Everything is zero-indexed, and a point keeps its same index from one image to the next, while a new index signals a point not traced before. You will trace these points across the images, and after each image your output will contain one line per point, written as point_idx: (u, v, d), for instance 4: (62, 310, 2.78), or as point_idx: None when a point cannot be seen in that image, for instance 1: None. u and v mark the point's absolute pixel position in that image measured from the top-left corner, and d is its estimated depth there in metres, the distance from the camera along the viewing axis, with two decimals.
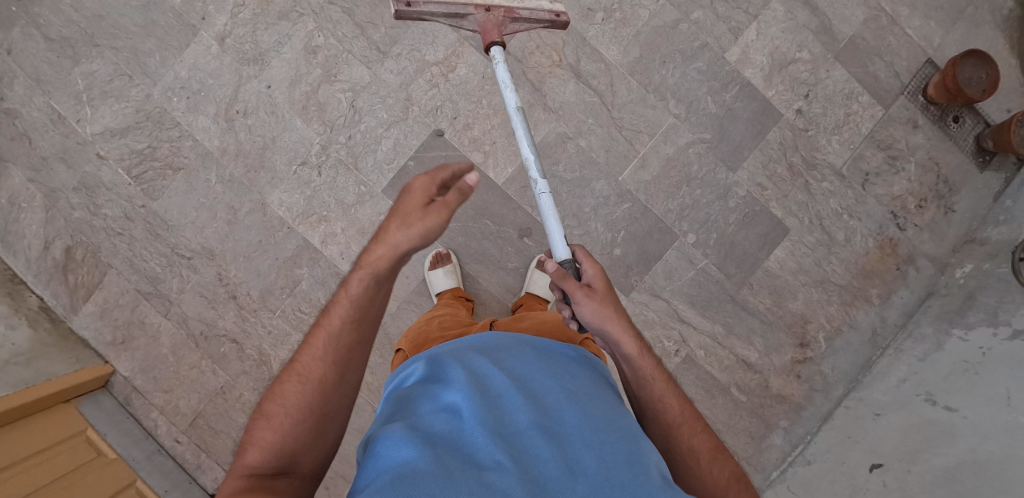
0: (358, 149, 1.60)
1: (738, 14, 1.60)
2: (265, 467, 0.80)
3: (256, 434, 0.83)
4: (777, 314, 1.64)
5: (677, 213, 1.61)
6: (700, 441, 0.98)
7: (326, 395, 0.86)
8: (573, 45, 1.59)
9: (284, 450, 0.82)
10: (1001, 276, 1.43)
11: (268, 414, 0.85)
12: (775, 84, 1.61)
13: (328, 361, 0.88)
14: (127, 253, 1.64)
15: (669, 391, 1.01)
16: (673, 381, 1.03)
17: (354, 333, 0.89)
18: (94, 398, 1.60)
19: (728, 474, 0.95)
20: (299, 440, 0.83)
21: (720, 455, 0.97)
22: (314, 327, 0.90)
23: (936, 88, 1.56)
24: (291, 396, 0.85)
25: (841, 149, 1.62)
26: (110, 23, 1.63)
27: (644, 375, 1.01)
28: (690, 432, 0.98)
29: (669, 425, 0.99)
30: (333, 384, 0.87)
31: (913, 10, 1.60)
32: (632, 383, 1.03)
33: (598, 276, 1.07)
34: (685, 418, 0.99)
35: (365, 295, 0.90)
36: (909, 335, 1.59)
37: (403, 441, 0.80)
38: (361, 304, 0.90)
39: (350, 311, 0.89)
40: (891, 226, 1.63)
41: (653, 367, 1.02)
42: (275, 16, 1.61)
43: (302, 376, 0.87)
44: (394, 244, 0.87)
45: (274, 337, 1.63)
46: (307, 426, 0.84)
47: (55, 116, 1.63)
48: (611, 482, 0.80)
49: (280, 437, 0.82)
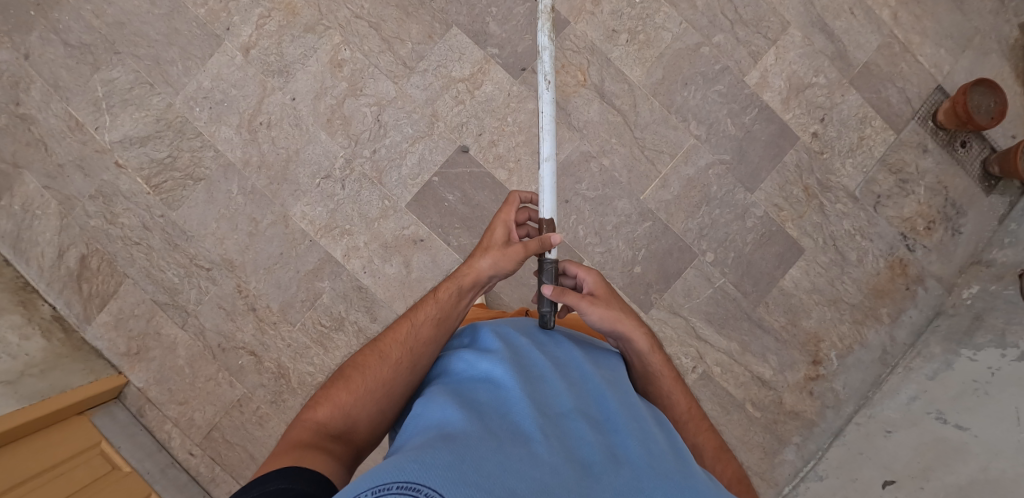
0: (383, 163, 1.63)
1: (757, 38, 1.64)
2: (330, 425, 0.85)
3: (331, 393, 0.89)
4: (791, 332, 1.67)
5: (696, 232, 1.65)
6: (704, 440, 1.02)
7: (397, 377, 0.91)
8: (596, 66, 1.64)
9: (350, 415, 0.87)
10: (1009, 298, 1.48)
11: (346, 378, 0.91)
12: (793, 108, 1.65)
13: (407, 347, 0.94)
14: (144, 263, 1.62)
15: (677, 389, 1.05)
16: (681, 380, 1.07)
17: (433, 332, 0.97)
18: (108, 410, 1.56)
19: (729, 471, 0.99)
20: (369, 413, 0.88)
21: (723, 455, 1.01)
22: (405, 316, 0.99)
23: (946, 114, 1.61)
24: (370, 368, 0.91)
25: (855, 172, 1.66)
26: (132, 31, 1.60)
27: (654, 371, 1.04)
28: (695, 430, 1.03)
29: (676, 421, 1.03)
30: (406, 370, 0.92)
31: (925, 38, 1.64)
32: (640, 378, 1.06)
33: (597, 282, 1.07)
34: (691, 417, 1.04)
35: (452, 304, 1.00)
36: (918, 354, 1.62)
37: (449, 406, 0.80)
38: (447, 310, 1.00)
39: (436, 312, 0.99)
40: (901, 247, 1.67)
41: (663, 363, 1.05)
42: (301, 29, 1.62)
43: (382, 353, 0.93)
44: (480, 270, 1.03)
45: (293, 350, 1.63)
46: (377, 401, 0.89)
47: (72, 123, 1.60)
48: (656, 468, 0.78)
49: (351, 402, 0.88)
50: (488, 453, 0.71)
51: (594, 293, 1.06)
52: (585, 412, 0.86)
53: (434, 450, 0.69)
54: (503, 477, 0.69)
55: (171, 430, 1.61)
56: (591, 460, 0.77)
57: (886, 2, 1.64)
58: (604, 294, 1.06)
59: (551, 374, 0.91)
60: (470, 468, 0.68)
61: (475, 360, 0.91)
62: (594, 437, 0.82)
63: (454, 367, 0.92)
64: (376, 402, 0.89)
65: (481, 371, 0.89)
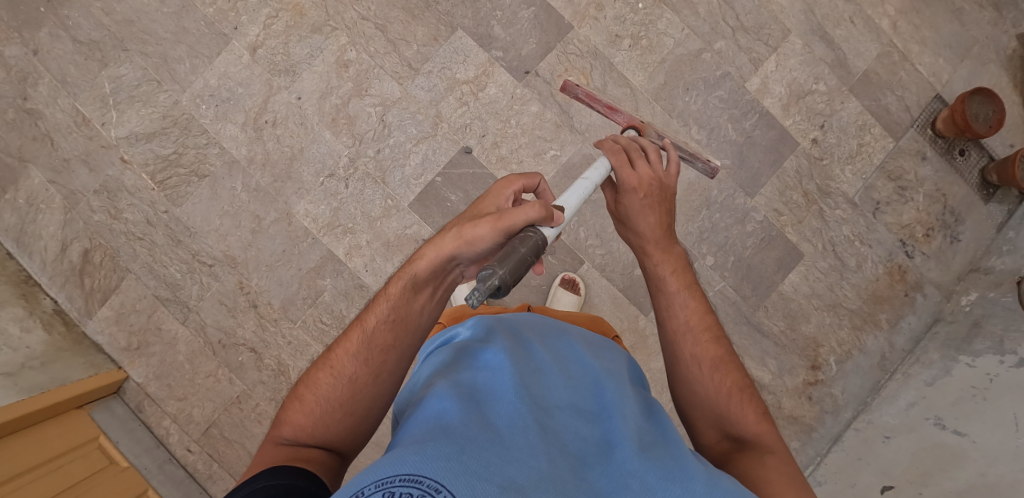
0: (386, 163, 1.64)
1: (759, 45, 1.66)
2: (295, 444, 0.85)
3: (289, 415, 0.89)
4: (790, 337, 1.68)
5: (696, 236, 1.66)
6: (704, 350, 0.98)
7: (356, 391, 0.90)
8: (599, 70, 1.66)
9: (313, 434, 0.86)
10: (1007, 305, 1.49)
11: (300, 399, 0.90)
12: (793, 114, 1.67)
13: (358, 360, 0.91)
14: (147, 258, 1.62)
15: (683, 300, 1.03)
16: (692, 290, 1.04)
17: (386, 338, 0.93)
18: (106, 405, 1.56)
19: (730, 382, 0.95)
20: (334, 430, 0.88)
21: (725, 364, 0.96)
22: (353, 324, 0.95)
23: (944, 122, 1.62)
24: (323, 387, 0.90)
25: (854, 179, 1.68)
26: (141, 28, 1.62)
27: (658, 283, 1.05)
28: (695, 340, 0.98)
29: (674, 332, 1.00)
30: (364, 384, 0.91)
31: (924, 47, 1.67)
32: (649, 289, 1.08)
33: (629, 191, 1.05)
34: (692, 326, 1.00)
35: (404, 303, 0.93)
36: (917, 360, 1.63)
37: (448, 397, 0.82)
38: (401, 312, 0.94)
39: (386, 316, 0.93)
40: (900, 254, 1.68)
41: (670, 275, 1.04)
42: (308, 29, 1.64)
43: (334, 370, 0.91)
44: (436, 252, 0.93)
45: (294, 347, 1.63)
46: (338, 419, 0.88)
47: (79, 118, 1.61)
48: (647, 453, 0.80)
49: (310, 422, 0.87)
50: (486, 444, 0.73)
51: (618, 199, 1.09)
52: (577, 405, 0.89)
53: (434, 442, 0.71)
54: (503, 465, 0.71)
55: (169, 426, 1.60)
56: (584, 451, 0.79)
57: (885, 11, 1.66)
58: (630, 206, 1.06)
59: (550, 369, 0.93)
60: (469, 457, 0.70)
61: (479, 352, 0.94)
62: (588, 430, 0.84)
63: (457, 358, 0.95)
64: (337, 419, 0.88)
65: (482, 364, 0.92)
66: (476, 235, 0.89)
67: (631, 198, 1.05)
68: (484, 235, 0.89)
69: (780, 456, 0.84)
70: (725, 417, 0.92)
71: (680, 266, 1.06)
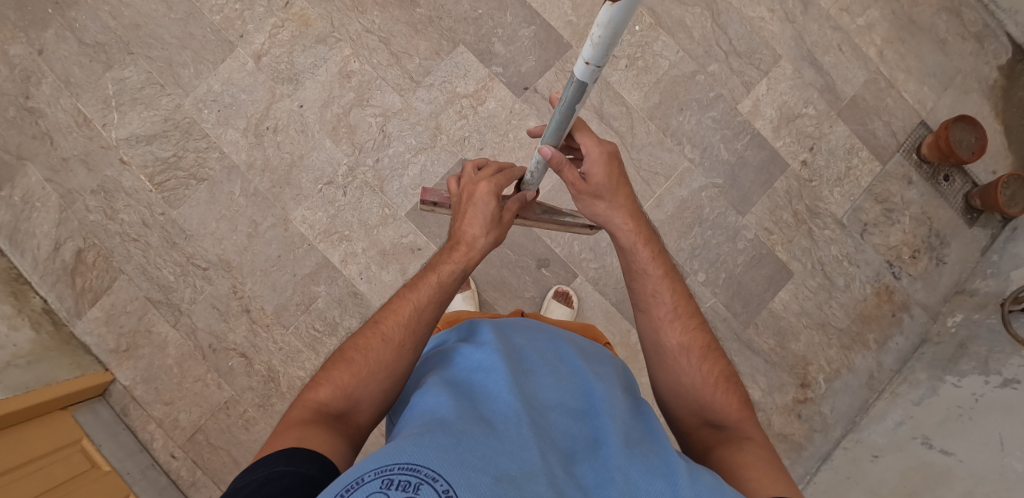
0: (385, 172, 1.66)
1: (750, 69, 1.72)
2: (331, 405, 0.84)
3: (332, 374, 0.87)
4: (780, 355, 1.69)
5: (689, 252, 1.69)
6: (690, 339, 1.00)
7: (400, 359, 0.90)
8: (596, 88, 1.70)
9: (352, 396, 0.85)
10: (991, 327, 1.54)
11: (347, 360, 0.89)
12: (783, 136, 1.72)
13: (409, 329, 0.92)
14: (141, 259, 1.62)
15: (664, 287, 1.04)
16: (672, 277, 1.05)
17: (433, 314, 0.95)
18: (91, 407, 1.53)
19: (716, 371, 0.97)
20: (372, 393, 0.87)
21: (710, 354, 0.99)
22: (403, 296, 0.96)
23: (929, 147, 1.68)
24: (372, 350, 0.89)
25: (842, 200, 1.72)
26: (147, 33, 1.65)
27: (639, 268, 1.05)
28: (682, 328, 1.00)
29: (659, 320, 1.02)
30: (409, 353, 0.91)
31: (909, 75, 1.73)
32: (627, 275, 1.08)
33: (597, 160, 1.02)
34: (678, 313, 1.02)
35: (450, 283, 0.97)
36: (904, 380, 1.65)
37: (442, 394, 0.83)
38: (446, 289, 0.97)
39: (435, 293, 0.96)
40: (888, 274, 1.71)
41: (650, 260, 1.05)
42: (313, 40, 1.67)
43: (384, 335, 0.90)
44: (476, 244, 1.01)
45: (285, 353, 1.62)
46: (379, 382, 0.87)
47: (80, 119, 1.62)
48: (633, 449, 0.80)
49: (353, 383, 0.86)
50: (481, 437, 0.73)
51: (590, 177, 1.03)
52: (568, 404, 0.89)
53: (431, 433, 0.72)
54: (497, 457, 0.71)
55: (154, 431, 1.58)
56: (573, 449, 0.80)
57: (872, 40, 1.73)
58: (602, 181, 1.03)
59: (540, 368, 0.93)
60: (465, 448, 0.70)
61: (471, 352, 0.94)
62: (577, 429, 0.84)
63: (450, 357, 0.96)
64: (379, 382, 0.87)
65: (474, 361, 0.92)
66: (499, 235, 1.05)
67: (602, 172, 1.02)
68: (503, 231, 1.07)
69: (758, 442, 0.87)
70: (708, 407, 0.94)
71: (658, 250, 1.06)
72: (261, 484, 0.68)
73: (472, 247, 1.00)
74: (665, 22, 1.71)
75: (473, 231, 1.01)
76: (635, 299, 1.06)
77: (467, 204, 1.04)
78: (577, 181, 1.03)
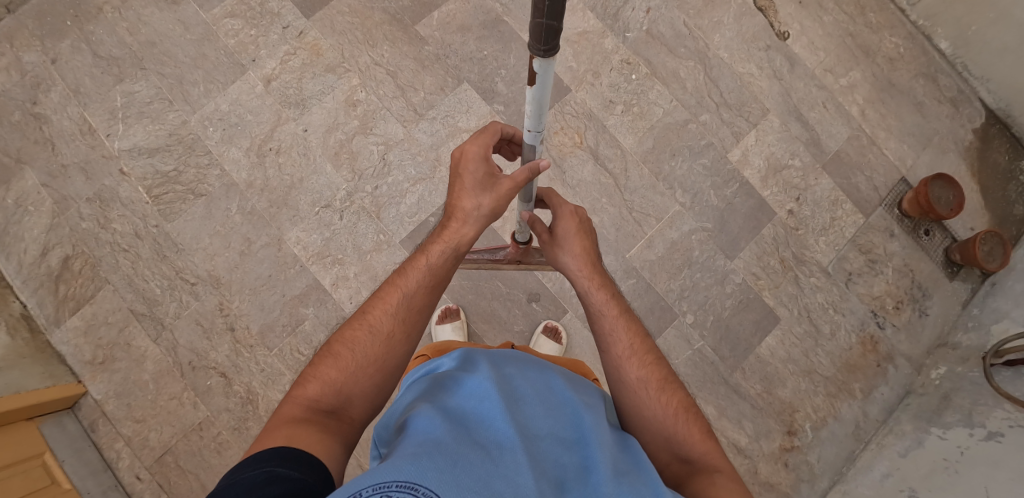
0: (383, 199, 1.68)
1: (740, 121, 1.80)
2: (321, 401, 0.83)
3: (320, 370, 0.87)
4: (767, 400, 1.68)
5: (678, 293, 1.71)
6: (649, 373, 0.98)
7: (390, 350, 0.91)
8: (593, 131, 1.76)
9: (342, 391, 0.86)
10: (975, 380, 1.56)
11: (335, 354, 0.89)
12: (771, 185, 1.78)
13: (398, 317, 0.93)
14: (128, 271, 1.61)
15: (621, 325, 1.03)
16: (628, 317, 1.04)
17: (424, 300, 0.96)
18: (58, 420, 1.48)
19: (676, 403, 0.96)
20: (363, 387, 0.87)
21: (669, 385, 0.98)
22: (391, 285, 0.97)
23: (909, 203, 1.75)
24: (359, 343, 0.90)
25: (827, 249, 1.77)
26: (162, 51, 1.70)
27: (596, 310, 1.05)
28: (640, 363, 0.98)
29: (619, 358, 1.00)
30: (399, 341, 0.92)
31: (890, 134, 1.82)
32: (587, 317, 1.08)
33: (568, 219, 1.11)
34: (635, 350, 1.00)
35: (439, 266, 0.98)
36: (890, 431, 1.65)
37: (435, 418, 0.81)
38: (435, 273, 0.98)
39: (424, 279, 0.97)
40: (872, 324, 1.74)
41: (606, 301, 1.05)
42: (323, 68, 1.73)
43: (372, 326, 0.92)
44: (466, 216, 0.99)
45: (266, 375, 1.58)
46: (370, 375, 0.88)
47: (85, 128, 1.66)
48: (624, 480, 0.79)
49: (342, 378, 0.87)
50: (477, 460, 0.73)
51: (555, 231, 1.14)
52: (559, 434, 0.86)
53: (429, 453, 0.70)
54: (491, 482, 0.70)
55: (121, 450, 1.52)
56: (564, 477, 0.78)
57: (854, 100, 1.83)
58: (565, 233, 1.11)
59: (531, 397, 0.90)
60: (461, 472, 0.69)
61: (464, 380, 0.91)
62: (567, 458, 0.82)
63: (443, 384, 0.92)
64: (369, 376, 0.88)
65: (466, 389, 0.89)
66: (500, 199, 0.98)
67: (566, 224, 1.11)
68: (505, 200, 0.99)
69: (728, 475, 0.86)
70: (673, 439, 0.92)
71: (615, 292, 1.07)
72: (255, 485, 0.64)
73: (465, 219, 0.99)
74: (661, 73, 1.80)
75: (464, 203, 0.98)
76: (595, 340, 1.05)
77: (457, 172, 1.00)
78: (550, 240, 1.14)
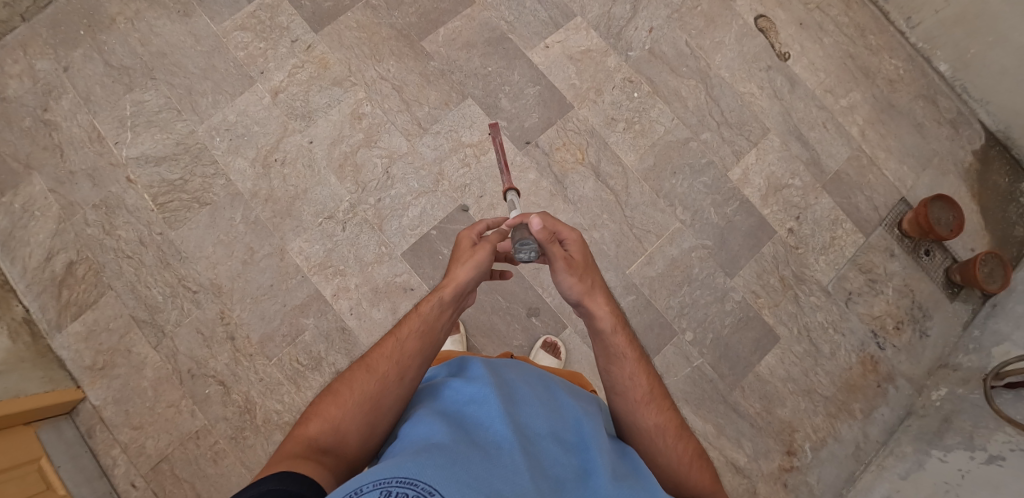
0: (385, 212, 1.69)
1: (740, 140, 1.82)
2: (319, 438, 0.84)
3: (321, 408, 0.88)
4: (766, 419, 1.67)
5: (677, 310, 1.71)
6: (666, 419, 0.97)
7: (384, 390, 0.90)
8: (594, 147, 1.78)
9: (339, 429, 0.85)
10: (976, 402, 1.55)
11: (334, 393, 0.90)
12: (771, 204, 1.79)
13: (394, 360, 0.93)
14: (131, 277, 1.62)
15: (639, 370, 1.00)
16: (644, 360, 1.02)
17: (418, 345, 0.96)
18: (56, 425, 1.48)
19: (690, 450, 0.96)
20: (357, 426, 0.86)
21: (683, 433, 0.97)
22: (389, 333, 0.98)
23: (909, 223, 1.76)
24: (358, 382, 0.90)
25: (827, 268, 1.77)
26: (172, 61, 1.74)
27: (616, 352, 1.01)
28: (658, 409, 0.97)
29: (636, 402, 0.97)
30: (395, 384, 0.91)
31: (890, 155, 1.84)
32: (602, 357, 1.03)
33: (581, 250, 1.04)
34: (654, 395, 0.98)
35: (434, 316, 0.99)
36: (890, 453, 1.64)
37: (435, 423, 0.81)
38: (430, 323, 0.99)
39: (420, 324, 0.98)
40: (872, 344, 1.74)
41: (626, 344, 1.02)
42: (329, 81, 1.76)
43: (370, 366, 0.92)
44: (456, 280, 1.02)
45: (264, 385, 1.58)
46: (364, 413, 0.87)
47: (94, 135, 1.69)
48: (621, 483, 0.80)
49: (339, 415, 0.87)
50: (475, 459, 0.74)
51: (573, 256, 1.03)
52: (558, 434, 0.87)
53: (427, 454, 0.72)
54: (490, 480, 0.72)
55: (117, 457, 1.52)
56: (562, 477, 0.79)
57: (855, 120, 1.85)
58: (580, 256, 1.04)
59: (530, 400, 0.90)
60: (461, 469, 0.71)
61: (462, 385, 0.90)
62: (566, 459, 0.83)
63: (439, 392, 0.92)
64: (363, 414, 0.87)
65: (465, 393, 0.89)
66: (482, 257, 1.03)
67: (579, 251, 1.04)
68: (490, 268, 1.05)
69: None
70: (683, 486, 0.92)
71: (630, 334, 1.03)
72: None
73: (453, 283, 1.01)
74: (663, 91, 1.82)
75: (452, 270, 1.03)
76: (608, 381, 1.01)
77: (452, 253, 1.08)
78: (569, 263, 1.01)
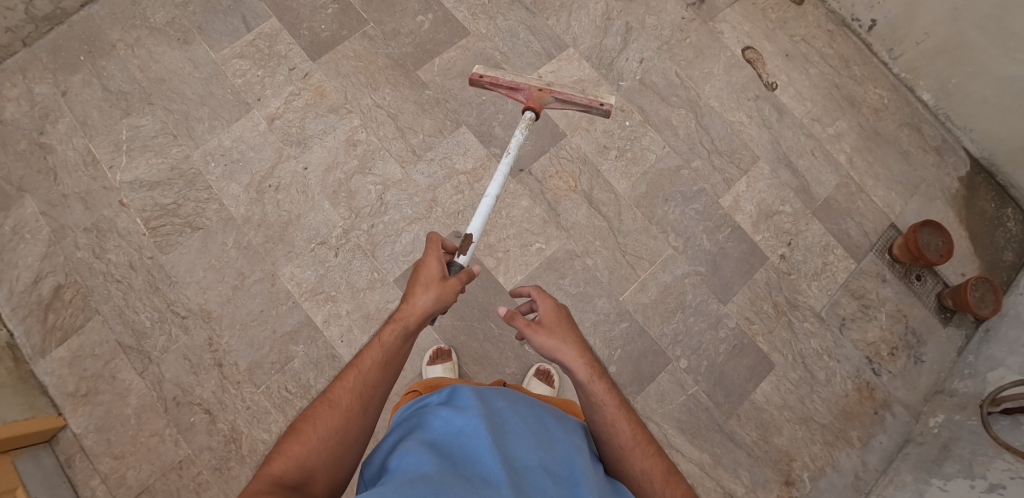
0: (378, 238, 1.69)
1: (731, 168, 1.84)
2: (286, 477, 0.80)
3: (284, 446, 0.83)
4: (763, 448, 1.64)
5: (671, 337, 1.70)
6: (653, 465, 0.94)
7: (349, 423, 0.88)
8: (587, 175, 1.80)
9: (305, 466, 0.82)
10: (973, 429, 1.55)
11: (297, 430, 0.86)
12: (763, 230, 1.80)
13: (357, 391, 0.91)
14: (119, 302, 1.60)
15: (621, 416, 0.96)
16: (625, 407, 0.98)
17: (382, 375, 0.95)
18: (34, 454, 1.44)
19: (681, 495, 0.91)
20: (324, 461, 0.84)
21: (672, 479, 0.93)
22: (350, 364, 0.95)
23: (900, 248, 1.77)
24: (322, 418, 0.87)
25: (820, 294, 1.77)
26: (170, 88, 1.76)
27: (595, 401, 0.97)
28: (642, 455, 0.94)
29: (621, 449, 0.95)
30: (360, 415, 0.89)
31: (878, 182, 1.87)
32: (584, 407, 0.99)
33: (550, 308, 1.05)
34: (637, 441, 0.95)
35: (396, 344, 0.99)
36: (890, 481, 1.61)
37: (423, 454, 0.80)
38: (391, 351, 0.98)
39: (382, 354, 0.97)
40: (868, 371, 1.73)
41: (606, 391, 0.97)
42: (326, 108, 1.78)
43: (333, 401, 0.89)
44: (420, 308, 1.03)
45: (251, 413, 1.54)
46: (331, 449, 0.85)
47: (88, 158, 1.69)
48: None
49: (305, 452, 0.83)
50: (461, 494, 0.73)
51: (542, 319, 1.04)
52: (549, 467, 0.85)
53: (412, 485, 0.71)
54: None
55: (96, 488, 1.46)
56: None
57: (842, 148, 1.89)
58: (552, 322, 1.03)
59: (521, 431, 0.89)
60: None
61: (451, 416, 0.88)
62: (554, 492, 0.82)
63: (428, 422, 0.90)
64: (330, 449, 0.85)
65: (453, 426, 0.87)
66: (449, 290, 1.07)
67: (550, 313, 1.04)
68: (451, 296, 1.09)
69: None
70: None
71: (609, 381, 0.99)
72: None
73: (419, 311, 1.03)
74: (654, 120, 1.86)
75: (417, 295, 1.04)
76: (592, 428, 0.99)
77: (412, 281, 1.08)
78: (531, 322, 1.02)
